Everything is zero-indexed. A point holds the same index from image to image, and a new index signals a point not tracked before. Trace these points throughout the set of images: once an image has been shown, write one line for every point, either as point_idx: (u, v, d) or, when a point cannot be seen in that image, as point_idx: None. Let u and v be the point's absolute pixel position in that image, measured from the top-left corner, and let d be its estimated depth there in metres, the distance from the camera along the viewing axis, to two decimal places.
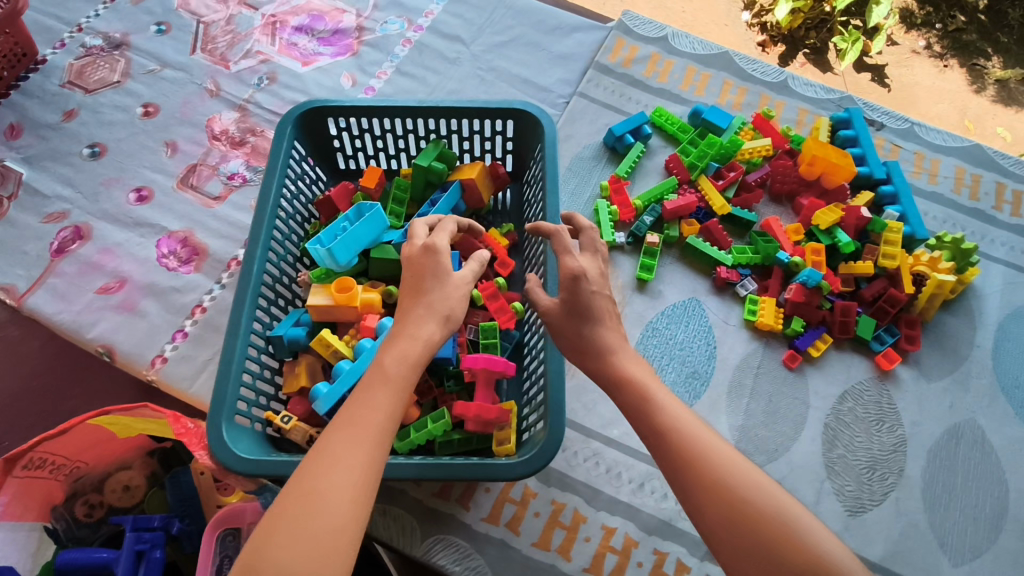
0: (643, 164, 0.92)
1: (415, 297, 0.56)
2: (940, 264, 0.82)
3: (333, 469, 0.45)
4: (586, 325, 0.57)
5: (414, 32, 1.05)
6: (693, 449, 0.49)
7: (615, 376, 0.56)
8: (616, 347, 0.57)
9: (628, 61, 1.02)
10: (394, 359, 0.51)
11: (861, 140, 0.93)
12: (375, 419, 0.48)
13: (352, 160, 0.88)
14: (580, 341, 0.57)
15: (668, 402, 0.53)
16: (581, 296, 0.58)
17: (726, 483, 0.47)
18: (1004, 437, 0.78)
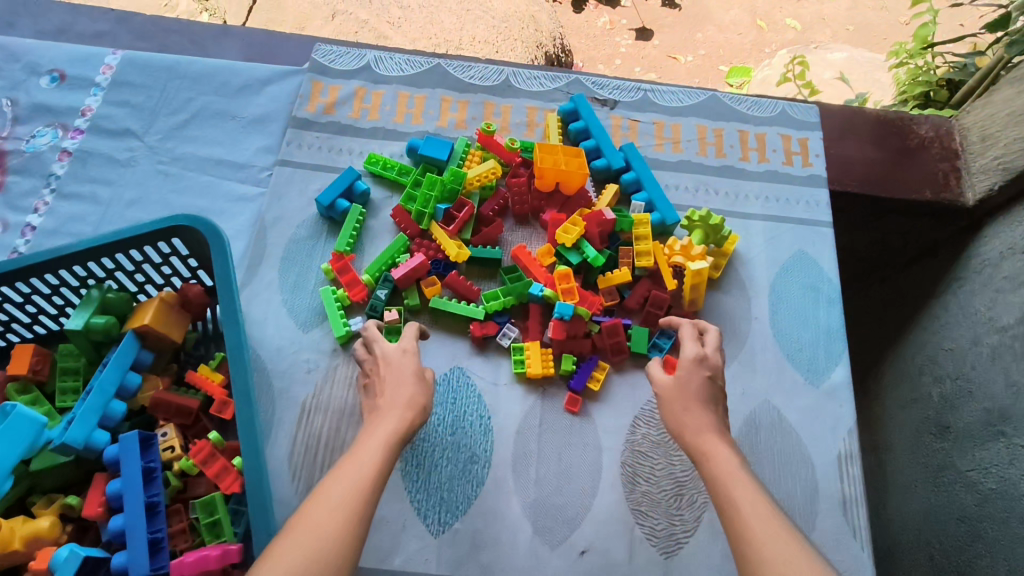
0: (369, 225, 0.81)
1: (400, 385, 0.63)
2: (695, 248, 0.77)
3: (332, 504, 0.48)
4: (693, 408, 0.60)
5: (71, 140, 0.87)
6: (757, 529, 0.48)
7: (700, 449, 0.58)
8: (711, 427, 0.59)
9: (330, 106, 0.89)
10: (386, 432, 0.58)
11: (591, 129, 0.86)
12: (368, 472, 0.52)
13: (9, 334, 0.70)
14: (682, 416, 0.60)
15: (743, 492, 0.52)
16: (695, 378, 0.63)
17: (773, 559, 0.45)
18: (799, 408, 0.74)
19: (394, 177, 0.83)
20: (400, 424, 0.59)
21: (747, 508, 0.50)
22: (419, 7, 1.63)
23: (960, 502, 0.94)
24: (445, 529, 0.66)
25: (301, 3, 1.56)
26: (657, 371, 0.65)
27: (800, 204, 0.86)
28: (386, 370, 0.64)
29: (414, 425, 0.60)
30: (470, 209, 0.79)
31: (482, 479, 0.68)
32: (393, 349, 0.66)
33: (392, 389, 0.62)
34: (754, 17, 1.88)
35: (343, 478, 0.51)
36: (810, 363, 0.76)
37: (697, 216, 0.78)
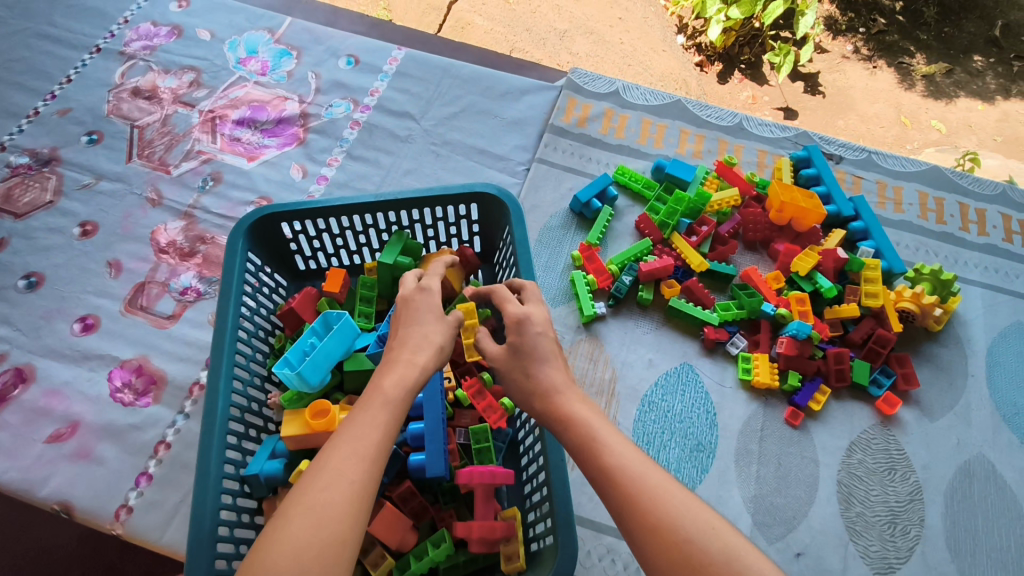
0: (612, 227, 0.90)
1: (416, 324, 0.58)
2: (925, 298, 0.82)
3: (333, 478, 0.45)
4: (535, 371, 0.56)
5: (360, 113, 1.02)
6: (638, 490, 0.46)
7: (558, 416, 0.53)
8: (559, 387, 0.55)
9: (583, 120, 1.00)
10: (394, 384, 0.52)
11: (823, 177, 0.93)
12: (375, 436, 0.48)
13: (312, 260, 0.83)
14: (528, 383, 0.56)
15: (612, 449, 0.49)
16: (525, 339, 0.58)
17: (672, 522, 0.44)
18: (1015, 469, 0.76)
19: (640, 189, 0.92)
20: (409, 371, 0.54)
21: (619, 470, 0.47)
22: (585, 57, 1.70)
23: None
24: None
25: (484, 35, 1.72)
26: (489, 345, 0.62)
27: (1019, 279, 0.89)
28: (402, 307, 0.60)
29: (428, 366, 0.56)
30: (712, 227, 0.87)
31: (707, 466, 0.74)
32: (410, 289, 0.62)
33: (408, 329, 0.58)
34: (904, 106, 1.71)
35: (336, 444, 0.47)
36: None
37: (930, 270, 0.84)
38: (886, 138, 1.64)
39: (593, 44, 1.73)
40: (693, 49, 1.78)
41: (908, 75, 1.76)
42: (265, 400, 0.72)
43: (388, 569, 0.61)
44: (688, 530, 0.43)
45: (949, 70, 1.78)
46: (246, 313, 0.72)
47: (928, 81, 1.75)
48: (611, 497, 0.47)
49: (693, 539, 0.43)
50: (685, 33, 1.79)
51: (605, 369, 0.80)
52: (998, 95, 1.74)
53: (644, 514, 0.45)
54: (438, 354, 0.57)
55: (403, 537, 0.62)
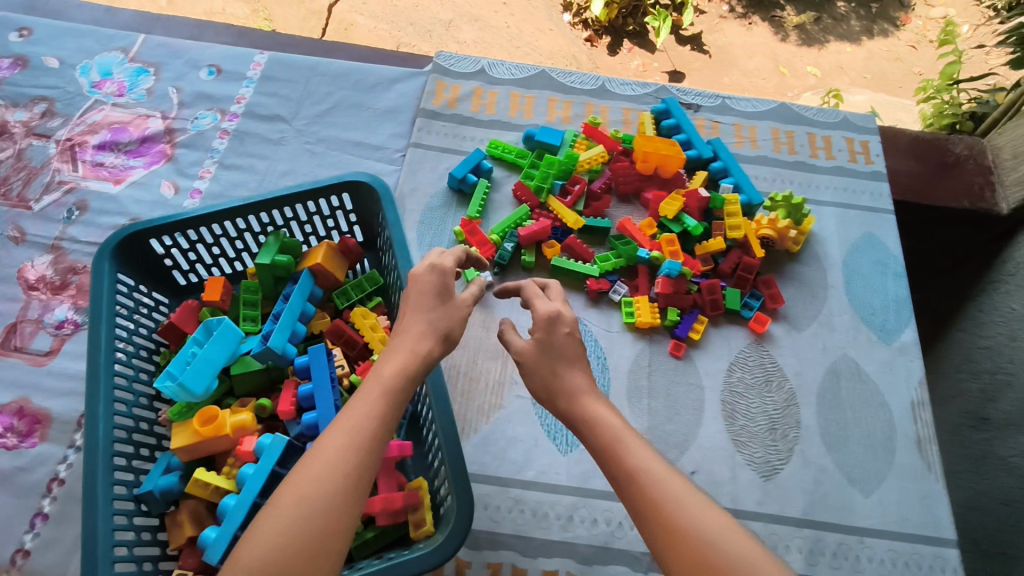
0: (492, 198, 0.93)
1: (421, 311, 0.60)
2: (781, 222, 0.88)
3: (324, 473, 0.47)
4: (562, 372, 0.59)
5: (229, 122, 1.01)
6: (665, 500, 0.48)
7: (585, 418, 0.56)
8: (585, 391, 0.58)
9: (453, 101, 1.02)
10: (394, 373, 0.55)
11: (683, 125, 0.98)
12: (369, 428, 0.50)
13: (192, 273, 0.82)
14: (553, 382, 0.59)
15: (641, 457, 0.52)
16: (555, 338, 0.61)
17: (692, 529, 0.46)
18: (875, 363, 0.84)
19: (513, 159, 0.95)
20: (410, 360, 0.56)
21: (643, 477, 0.50)
22: (474, 44, 1.73)
23: (1002, 485, 1.13)
24: (573, 449, 0.76)
25: (368, 33, 1.72)
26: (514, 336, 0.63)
27: (866, 195, 0.97)
28: (411, 287, 0.62)
29: (430, 355, 0.58)
30: (583, 185, 0.91)
31: None
32: (421, 265, 0.62)
33: (413, 315, 0.60)
34: (780, 57, 1.82)
35: (333, 440, 0.49)
36: (882, 325, 0.87)
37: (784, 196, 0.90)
38: (767, 88, 1.76)
39: (480, 30, 1.76)
40: (580, 26, 1.80)
41: (781, 27, 1.87)
42: (156, 418, 0.72)
43: None
44: (702, 535, 0.46)
45: (817, 18, 1.91)
46: (122, 335, 0.71)
47: (800, 31, 1.87)
48: (634, 499, 0.49)
49: (708, 543, 0.45)
50: (570, 12, 1.82)
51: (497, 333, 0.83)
52: (863, 36, 1.89)
53: (664, 518, 0.47)
54: (442, 339, 0.59)
55: None
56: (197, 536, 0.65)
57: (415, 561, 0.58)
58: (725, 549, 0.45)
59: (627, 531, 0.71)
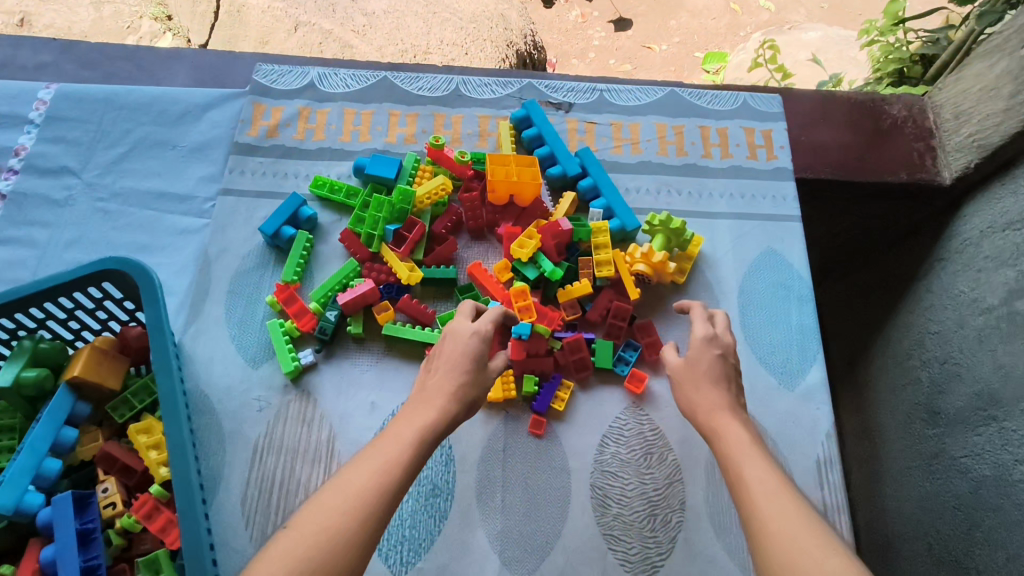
0: (317, 251, 0.78)
1: (456, 370, 0.59)
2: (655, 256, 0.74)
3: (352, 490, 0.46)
4: (703, 386, 0.60)
5: (6, 181, 0.84)
6: (767, 505, 0.46)
7: (708, 427, 0.57)
8: (725, 405, 0.58)
9: (274, 129, 0.86)
10: (427, 415, 0.54)
11: (545, 135, 0.82)
12: (402, 445, 0.51)
13: None
14: (693, 395, 0.60)
15: (752, 465, 0.51)
16: (706, 359, 0.62)
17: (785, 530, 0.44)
18: (775, 416, 0.71)
19: (342, 199, 0.79)
20: (433, 417, 0.54)
21: (761, 493, 0.48)
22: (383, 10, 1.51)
23: (954, 489, 0.93)
24: (408, 569, 0.63)
25: (261, 15, 1.40)
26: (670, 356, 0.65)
27: (767, 199, 0.83)
28: (449, 340, 0.61)
29: (455, 420, 0.56)
30: (421, 228, 0.76)
31: (446, 512, 0.65)
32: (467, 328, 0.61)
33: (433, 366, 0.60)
34: None
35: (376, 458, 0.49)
36: (784, 366, 0.74)
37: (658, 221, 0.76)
38: None
39: None
40: None
41: None
42: None
43: None
44: (800, 547, 0.43)
45: None
46: None
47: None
48: (743, 501, 0.48)
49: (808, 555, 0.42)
50: None
51: (320, 429, 0.69)
52: None
53: (768, 531, 0.45)
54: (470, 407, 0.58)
55: None
56: None
57: None
58: (821, 565, 0.41)
59: None
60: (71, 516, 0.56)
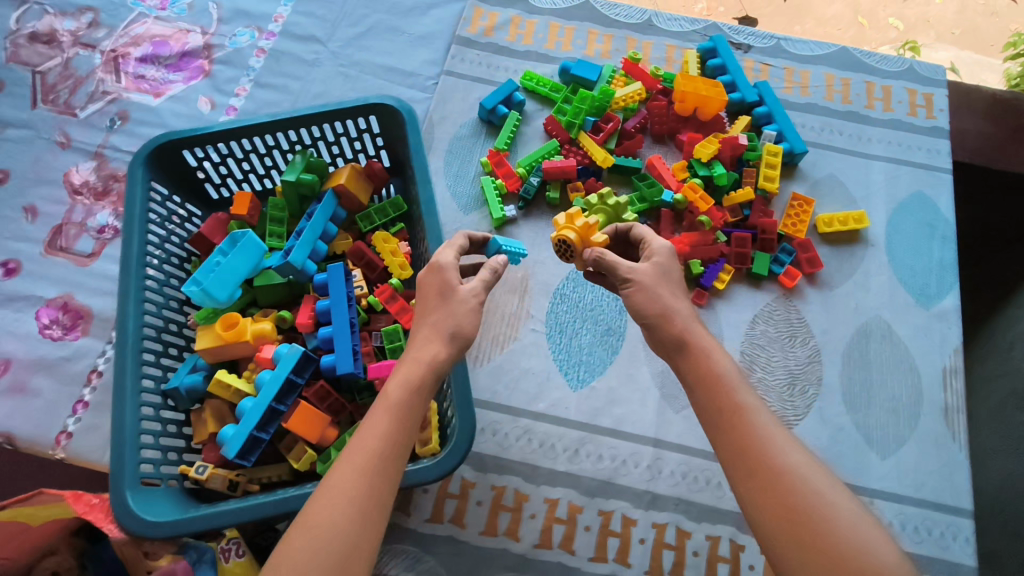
0: (522, 132, 0.91)
1: (423, 316, 0.56)
2: (596, 234, 0.63)
3: (348, 511, 0.45)
4: (681, 296, 0.57)
5: (265, 40, 0.99)
6: (773, 460, 0.46)
7: (700, 343, 0.54)
8: (687, 314, 0.56)
9: (489, 30, 0.99)
10: (399, 385, 0.51)
11: (728, 66, 0.93)
12: (372, 443, 0.49)
13: (223, 188, 0.84)
14: (653, 304, 0.55)
15: (747, 397, 0.50)
16: (669, 266, 0.58)
17: (791, 487, 0.45)
18: (910, 327, 0.80)
19: (547, 92, 0.92)
20: (419, 367, 0.52)
21: (761, 432, 0.48)
22: None
23: None
24: (583, 386, 0.76)
25: None
26: (614, 257, 0.59)
27: (921, 151, 0.92)
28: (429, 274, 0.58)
29: (441, 357, 0.53)
30: (616, 123, 0.88)
31: (617, 348, 0.78)
32: (423, 268, 0.59)
33: (417, 321, 0.56)
34: None
35: (364, 470, 0.47)
36: (922, 289, 0.83)
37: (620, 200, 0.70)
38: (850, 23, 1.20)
39: None
40: None
41: None
42: (185, 322, 0.75)
43: (310, 461, 0.66)
44: (809, 493, 0.44)
45: None
46: (154, 241, 0.74)
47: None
48: (743, 451, 0.48)
49: (820, 501, 0.44)
50: None
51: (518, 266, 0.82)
52: None
53: (777, 480, 0.45)
54: (456, 339, 0.54)
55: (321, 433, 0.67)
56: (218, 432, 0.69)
57: (411, 475, 0.60)
58: (835, 513, 0.44)
59: (631, 470, 0.73)
60: (342, 284, 0.71)
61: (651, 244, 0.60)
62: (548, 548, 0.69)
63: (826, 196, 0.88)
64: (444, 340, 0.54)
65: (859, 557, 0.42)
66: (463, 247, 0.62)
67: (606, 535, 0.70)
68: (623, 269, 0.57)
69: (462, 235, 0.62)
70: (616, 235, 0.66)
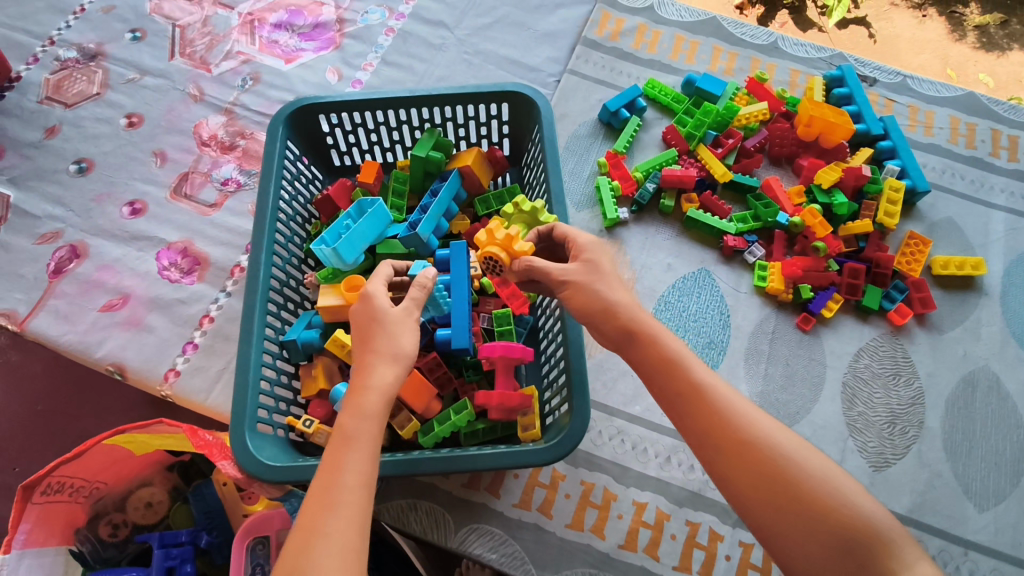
0: (639, 138, 0.92)
1: (364, 346, 0.53)
2: (520, 243, 0.62)
3: (343, 541, 0.42)
4: (616, 287, 0.55)
5: (395, 21, 1.03)
6: (743, 433, 0.47)
7: (647, 328, 0.53)
8: (633, 303, 0.54)
9: (615, 34, 1.01)
10: (352, 416, 0.48)
11: (855, 97, 0.93)
12: (351, 477, 0.45)
13: (347, 156, 0.86)
14: (593, 297, 0.54)
15: (703, 370, 0.50)
16: (599, 261, 0.57)
17: (764, 454, 0.46)
18: (1019, 381, 0.78)
19: (669, 102, 0.93)
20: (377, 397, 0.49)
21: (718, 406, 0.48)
22: None
23: None
24: None
25: None
26: (543, 264, 0.58)
27: None
28: (359, 307, 0.55)
29: (393, 381, 0.51)
30: (739, 140, 0.88)
31: (717, 363, 0.77)
32: (356, 297, 0.56)
33: (361, 350, 0.53)
34: None
35: (348, 504, 0.44)
36: None
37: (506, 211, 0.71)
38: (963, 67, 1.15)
39: None
40: None
41: None
42: (301, 279, 0.77)
43: (413, 429, 0.66)
44: (783, 455, 0.46)
45: None
46: (285, 197, 0.76)
47: (981, 29, 1.21)
48: (712, 431, 0.47)
49: (786, 459, 0.45)
50: None
51: (625, 269, 0.83)
52: None
53: (750, 451, 0.46)
54: (402, 363, 0.52)
55: (427, 404, 0.67)
56: (327, 389, 0.70)
57: (517, 456, 0.60)
58: (808, 471, 0.45)
59: None
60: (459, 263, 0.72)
61: (576, 241, 0.59)
62: (633, 551, 0.67)
63: (942, 239, 0.87)
64: (392, 357, 0.52)
65: (830, 500, 0.43)
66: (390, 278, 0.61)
67: (691, 546, 0.67)
68: (554, 273, 0.56)
69: (383, 266, 0.61)
70: (540, 238, 0.65)
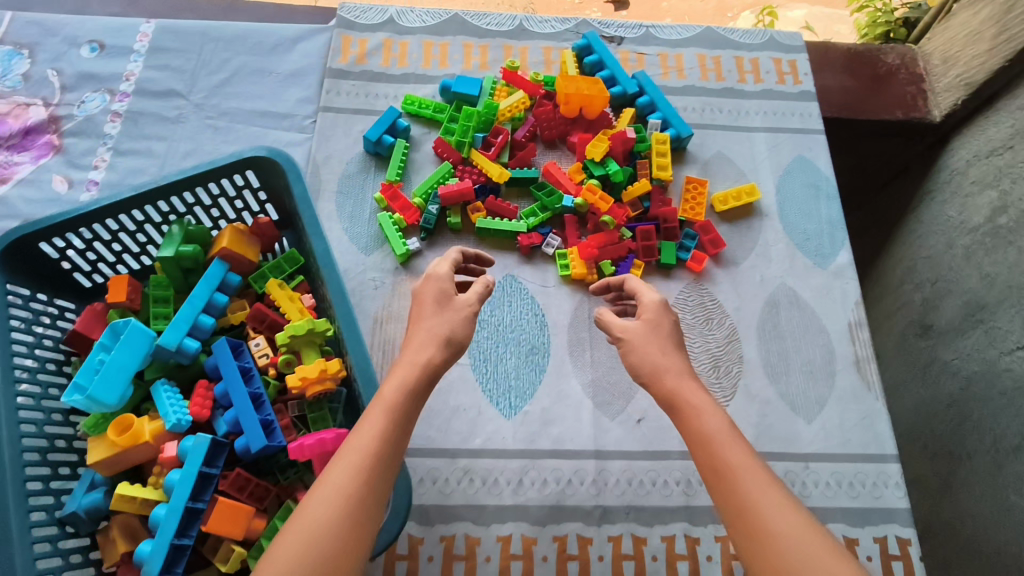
0: (412, 158, 0.88)
1: (417, 323, 0.58)
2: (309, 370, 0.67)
3: (336, 497, 0.44)
4: (665, 350, 0.58)
5: (119, 103, 0.92)
6: (762, 511, 0.45)
7: (690, 402, 0.54)
8: (683, 370, 0.56)
9: (361, 57, 0.95)
10: (393, 388, 0.51)
11: (605, 62, 0.94)
12: (365, 444, 0.47)
13: (96, 274, 0.76)
14: (652, 357, 0.58)
15: (736, 452, 0.49)
16: (662, 321, 0.61)
17: (783, 544, 0.43)
18: (812, 289, 0.84)
19: (431, 114, 0.90)
20: (412, 369, 0.53)
21: (742, 469, 0.48)
22: None
23: (947, 389, 1.04)
24: (517, 412, 0.74)
25: None
26: (610, 320, 0.63)
27: (796, 116, 0.96)
28: (426, 282, 0.61)
29: (432, 361, 0.54)
30: (506, 136, 0.87)
31: (544, 366, 0.77)
32: (419, 280, 0.62)
33: (413, 326, 0.58)
34: None
35: (355, 465, 0.46)
36: (816, 250, 0.87)
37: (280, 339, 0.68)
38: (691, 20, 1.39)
39: None
40: None
41: None
42: (74, 434, 0.66)
43: (239, 559, 0.59)
44: (797, 556, 0.42)
45: None
46: (24, 349, 0.64)
47: None
48: (732, 500, 0.47)
49: (805, 559, 0.42)
50: None
51: None
52: None
53: (766, 543, 0.44)
54: (445, 345, 0.56)
55: (247, 526, 0.60)
56: (133, 549, 0.61)
57: None
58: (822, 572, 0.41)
59: (578, 488, 0.71)
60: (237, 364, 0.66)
61: (642, 299, 0.63)
62: None
63: (716, 176, 0.90)
64: (443, 342, 0.56)
65: None
66: (459, 259, 0.68)
67: (564, 561, 0.67)
68: (615, 327, 0.61)
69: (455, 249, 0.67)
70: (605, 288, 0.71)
